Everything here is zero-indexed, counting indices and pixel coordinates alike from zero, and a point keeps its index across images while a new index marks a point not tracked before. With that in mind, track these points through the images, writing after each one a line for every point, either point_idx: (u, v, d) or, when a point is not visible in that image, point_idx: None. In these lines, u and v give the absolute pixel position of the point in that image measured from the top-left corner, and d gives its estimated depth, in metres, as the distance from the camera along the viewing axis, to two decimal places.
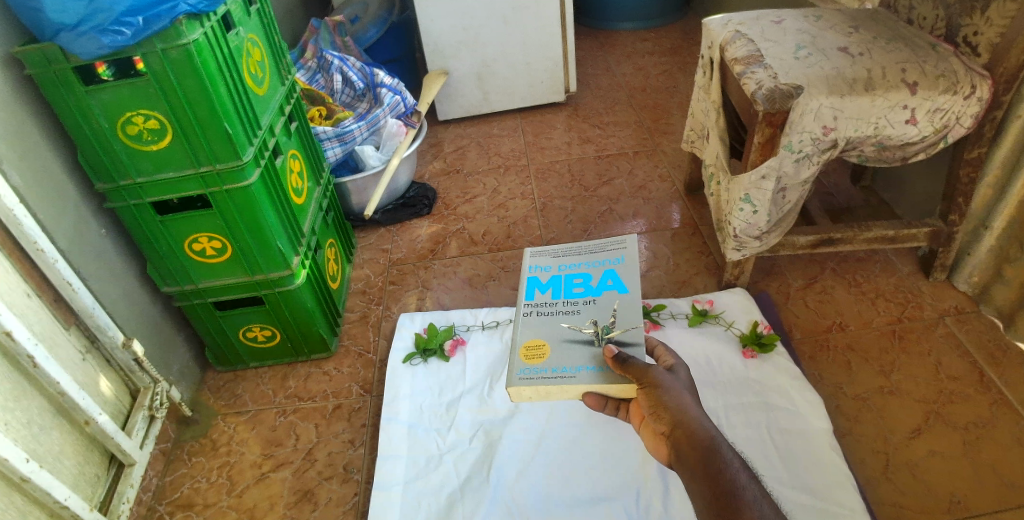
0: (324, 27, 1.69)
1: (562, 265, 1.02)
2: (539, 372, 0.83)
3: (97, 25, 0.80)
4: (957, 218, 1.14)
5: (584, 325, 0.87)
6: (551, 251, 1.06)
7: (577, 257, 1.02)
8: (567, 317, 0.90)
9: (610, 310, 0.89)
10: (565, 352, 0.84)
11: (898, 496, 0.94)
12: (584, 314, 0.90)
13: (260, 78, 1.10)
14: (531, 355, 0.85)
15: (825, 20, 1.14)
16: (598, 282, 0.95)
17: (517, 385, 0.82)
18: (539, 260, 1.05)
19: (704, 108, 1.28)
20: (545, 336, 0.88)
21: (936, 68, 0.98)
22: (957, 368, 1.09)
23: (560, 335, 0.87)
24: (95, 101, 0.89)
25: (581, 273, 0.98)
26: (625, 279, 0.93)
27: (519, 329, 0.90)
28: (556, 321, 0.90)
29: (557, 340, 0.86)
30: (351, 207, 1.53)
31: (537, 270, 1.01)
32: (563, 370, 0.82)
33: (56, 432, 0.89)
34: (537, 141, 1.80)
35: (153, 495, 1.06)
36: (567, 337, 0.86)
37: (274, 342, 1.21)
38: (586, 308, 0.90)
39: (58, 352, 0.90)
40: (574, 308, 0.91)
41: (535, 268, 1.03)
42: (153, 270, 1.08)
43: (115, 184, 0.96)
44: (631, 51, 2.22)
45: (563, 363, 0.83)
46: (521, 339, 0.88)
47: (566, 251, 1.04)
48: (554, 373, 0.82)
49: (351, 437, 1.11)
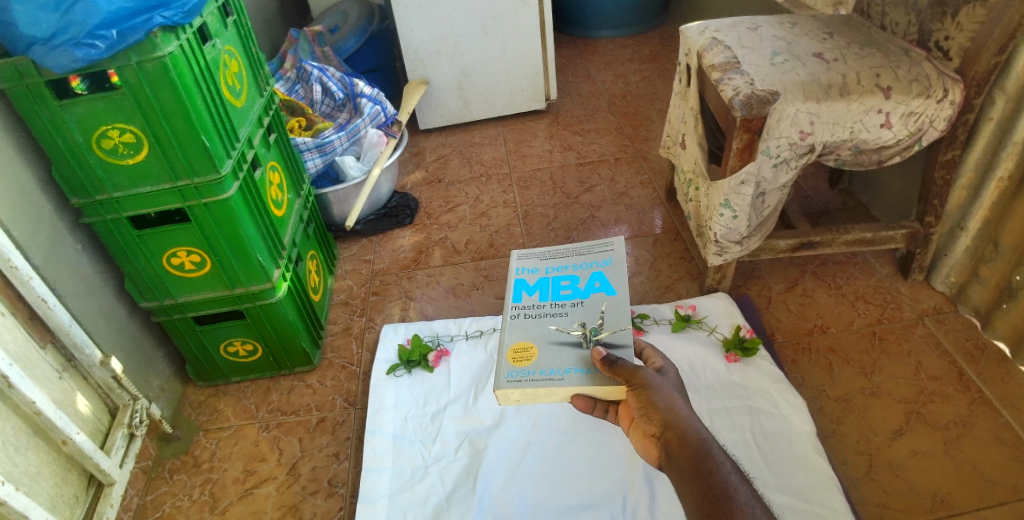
0: (303, 38, 1.69)
1: (549, 267, 1.01)
2: (527, 375, 0.82)
3: (69, 39, 0.78)
4: (933, 219, 1.15)
5: (573, 328, 0.87)
6: (537, 252, 1.06)
7: (564, 259, 1.02)
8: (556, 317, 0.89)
9: (596, 312, 0.89)
10: (553, 357, 0.84)
11: (883, 496, 0.95)
12: (571, 316, 0.89)
13: (237, 89, 1.09)
14: (519, 358, 0.85)
15: (799, 27, 1.16)
16: (586, 284, 0.95)
17: (504, 389, 0.81)
18: (526, 262, 1.04)
19: (681, 114, 1.29)
20: (533, 338, 0.87)
21: (910, 73, 1.00)
22: (937, 367, 1.10)
23: (547, 337, 0.87)
24: (69, 114, 0.87)
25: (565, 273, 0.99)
26: (610, 282, 0.94)
27: (505, 332, 0.89)
28: (543, 323, 0.89)
29: (544, 342, 0.86)
30: (333, 218, 1.53)
31: (522, 272, 1.01)
32: (551, 372, 0.82)
33: (33, 453, 0.87)
34: (518, 149, 1.81)
35: (134, 514, 1.04)
36: (555, 339, 0.86)
37: (256, 357, 1.20)
38: (573, 311, 0.90)
39: (33, 370, 0.88)
40: (561, 311, 0.91)
41: (522, 270, 1.02)
42: (130, 284, 1.06)
43: (91, 198, 0.95)
44: (610, 58, 2.23)
45: (553, 366, 0.83)
46: (507, 342, 0.87)
47: (554, 252, 1.04)
48: (543, 375, 0.82)
49: (335, 451, 1.10)
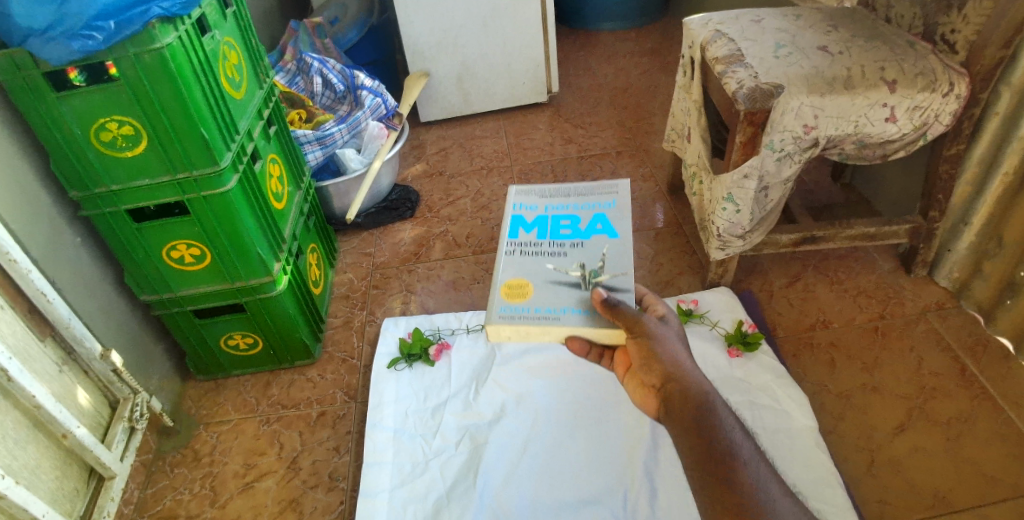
0: (303, 30, 1.68)
1: (550, 205, 0.90)
2: (521, 313, 0.76)
3: (67, 30, 0.78)
4: (937, 214, 1.14)
5: (570, 266, 0.80)
6: (536, 189, 0.93)
7: (566, 198, 0.91)
8: (551, 257, 0.81)
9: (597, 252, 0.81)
10: (550, 297, 0.77)
11: (884, 493, 0.94)
12: (571, 256, 0.81)
13: (237, 81, 1.08)
14: (513, 294, 0.78)
15: (803, 19, 1.14)
16: (587, 225, 0.86)
17: (495, 325, 0.75)
18: (523, 198, 0.92)
19: (684, 107, 1.28)
20: (528, 276, 0.80)
21: (915, 66, 0.99)
22: (939, 363, 1.10)
23: (544, 276, 0.79)
24: (66, 107, 0.87)
25: (565, 215, 0.88)
26: (613, 223, 0.85)
27: (499, 268, 0.81)
28: (540, 261, 0.81)
29: (542, 280, 0.79)
30: (333, 211, 1.52)
31: (517, 209, 0.90)
32: (547, 311, 0.75)
33: (33, 447, 0.86)
34: (519, 142, 1.80)
35: (134, 507, 1.04)
36: (552, 278, 0.79)
37: (256, 350, 1.19)
38: (573, 251, 0.82)
39: (33, 364, 0.88)
40: (560, 249, 0.82)
41: (519, 206, 0.90)
42: (130, 278, 1.05)
43: (89, 192, 0.94)
44: (611, 51, 2.22)
45: (548, 304, 0.76)
46: (502, 278, 0.79)
47: (554, 190, 0.92)
48: (537, 314, 0.75)
49: (336, 444, 1.09)
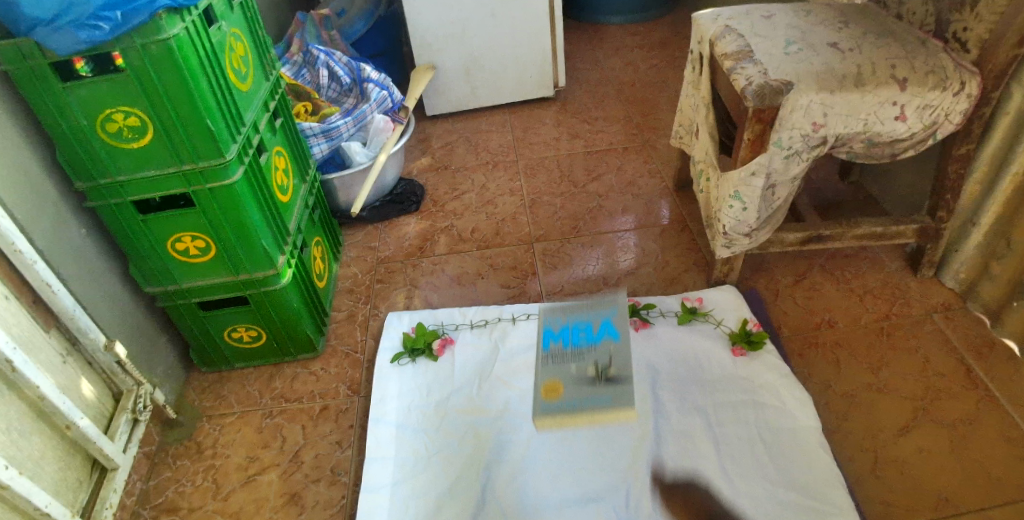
0: (310, 21, 1.67)
1: (571, 314, 0.97)
2: (559, 406, 0.86)
3: (74, 20, 0.77)
4: (945, 214, 1.14)
5: (586, 364, 0.89)
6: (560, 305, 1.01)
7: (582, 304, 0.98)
8: (572, 361, 0.90)
9: (605, 352, 0.89)
10: (580, 392, 0.87)
11: (888, 493, 0.94)
12: (589, 359, 0.89)
13: (243, 73, 1.07)
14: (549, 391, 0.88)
15: (814, 15, 1.14)
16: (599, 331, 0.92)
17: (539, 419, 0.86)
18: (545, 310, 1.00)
19: (692, 103, 1.27)
20: (560, 377, 0.89)
21: (926, 64, 0.98)
22: (945, 364, 1.09)
23: (573, 377, 0.88)
24: (73, 97, 0.86)
25: (580, 321, 0.95)
26: (616, 323, 0.92)
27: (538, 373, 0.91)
28: (566, 367, 0.90)
29: (571, 381, 0.88)
30: (338, 205, 1.52)
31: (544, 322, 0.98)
32: (580, 403, 0.85)
33: (36, 438, 0.87)
34: (525, 136, 1.79)
35: (137, 499, 1.04)
36: (577, 380, 0.88)
37: (260, 343, 1.19)
38: (592, 356, 0.89)
39: (37, 355, 0.88)
40: (580, 356, 0.90)
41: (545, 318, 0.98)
42: (135, 270, 1.05)
43: (95, 183, 0.94)
44: (619, 46, 2.20)
45: (584, 397, 0.86)
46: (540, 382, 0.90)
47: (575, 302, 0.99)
48: (572, 406, 0.85)
49: (338, 438, 1.09)
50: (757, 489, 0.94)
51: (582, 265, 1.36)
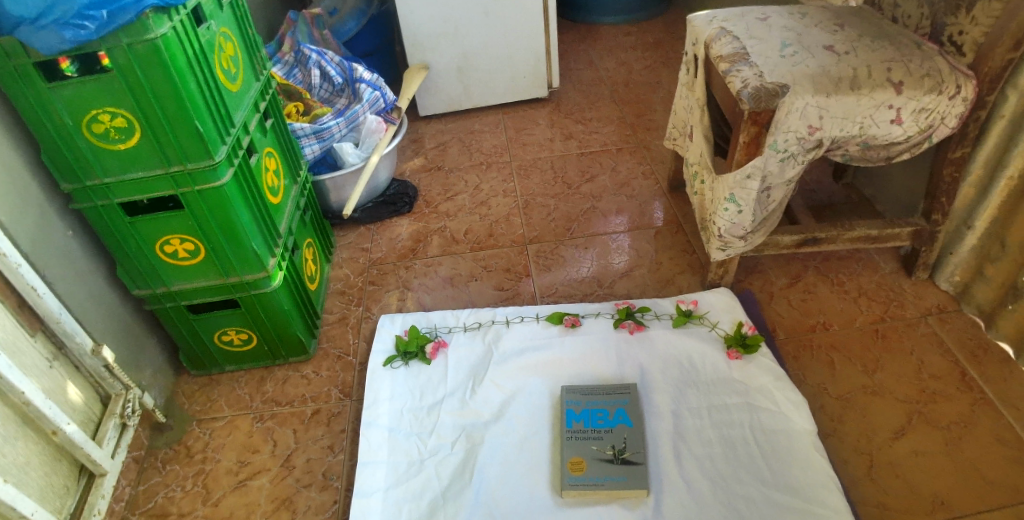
0: (302, 19, 1.65)
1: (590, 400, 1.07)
2: (582, 480, 0.96)
3: (58, 19, 0.76)
4: (939, 217, 1.14)
5: (605, 444, 1.00)
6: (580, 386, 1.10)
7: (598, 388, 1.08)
8: (593, 440, 1.01)
9: (620, 436, 1.01)
10: (601, 469, 0.97)
11: (883, 496, 0.94)
12: (607, 440, 1.01)
13: (232, 73, 1.06)
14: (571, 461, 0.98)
15: (809, 18, 1.13)
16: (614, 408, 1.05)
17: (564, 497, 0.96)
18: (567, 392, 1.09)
19: (687, 104, 1.26)
20: (583, 455, 0.99)
21: (922, 67, 0.97)
22: (939, 366, 1.09)
23: (593, 454, 0.99)
24: (58, 96, 0.85)
25: (597, 406, 1.06)
26: (630, 410, 1.04)
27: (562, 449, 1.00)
28: (586, 444, 1.01)
29: (591, 458, 0.99)
30: (329, 205, 1.49)
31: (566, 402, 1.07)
32: (601, 479, 0.96)
33: (22, 443, 0.85)
34: (518, 137, 1.78)
35: (126, 505, 1.03)
36: (597, 456, 0.99)
37: (250, 345, 1.18)
38: (608, 436, 1.01)
39: (22, 360, 0.87)
40: (598, 433, 1.02)
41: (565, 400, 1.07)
42: (123, 272, 1.04)
43: (81, 184, 0.92)
44: (614, 46, 2.19)
45: (605, 474, 0.97)
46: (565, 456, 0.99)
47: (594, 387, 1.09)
48: (594, 481, 0.96)
49: (329, 443, 1.08)
50: (750, 491, 0.94)
51: (575, 267, 1.35)
